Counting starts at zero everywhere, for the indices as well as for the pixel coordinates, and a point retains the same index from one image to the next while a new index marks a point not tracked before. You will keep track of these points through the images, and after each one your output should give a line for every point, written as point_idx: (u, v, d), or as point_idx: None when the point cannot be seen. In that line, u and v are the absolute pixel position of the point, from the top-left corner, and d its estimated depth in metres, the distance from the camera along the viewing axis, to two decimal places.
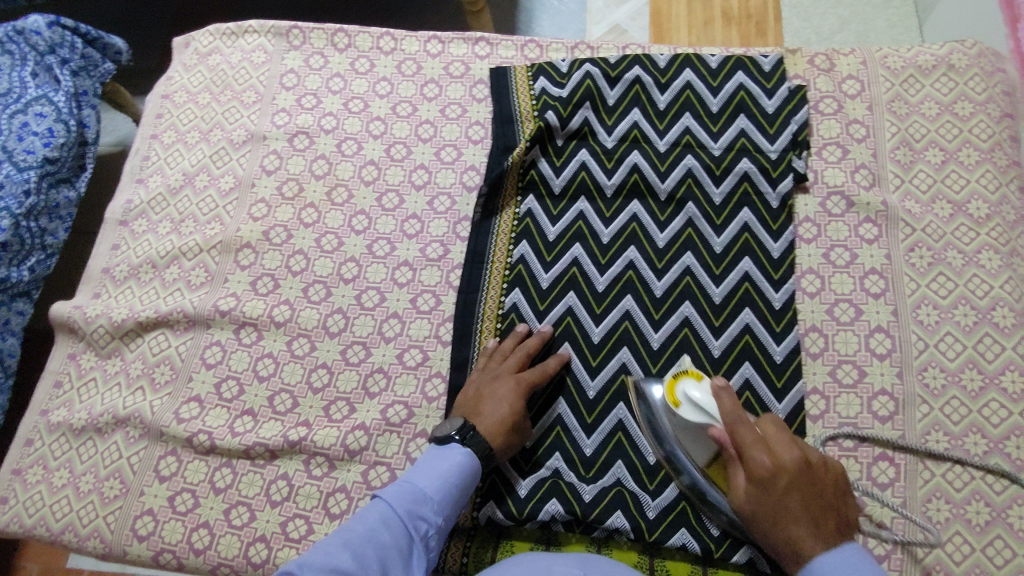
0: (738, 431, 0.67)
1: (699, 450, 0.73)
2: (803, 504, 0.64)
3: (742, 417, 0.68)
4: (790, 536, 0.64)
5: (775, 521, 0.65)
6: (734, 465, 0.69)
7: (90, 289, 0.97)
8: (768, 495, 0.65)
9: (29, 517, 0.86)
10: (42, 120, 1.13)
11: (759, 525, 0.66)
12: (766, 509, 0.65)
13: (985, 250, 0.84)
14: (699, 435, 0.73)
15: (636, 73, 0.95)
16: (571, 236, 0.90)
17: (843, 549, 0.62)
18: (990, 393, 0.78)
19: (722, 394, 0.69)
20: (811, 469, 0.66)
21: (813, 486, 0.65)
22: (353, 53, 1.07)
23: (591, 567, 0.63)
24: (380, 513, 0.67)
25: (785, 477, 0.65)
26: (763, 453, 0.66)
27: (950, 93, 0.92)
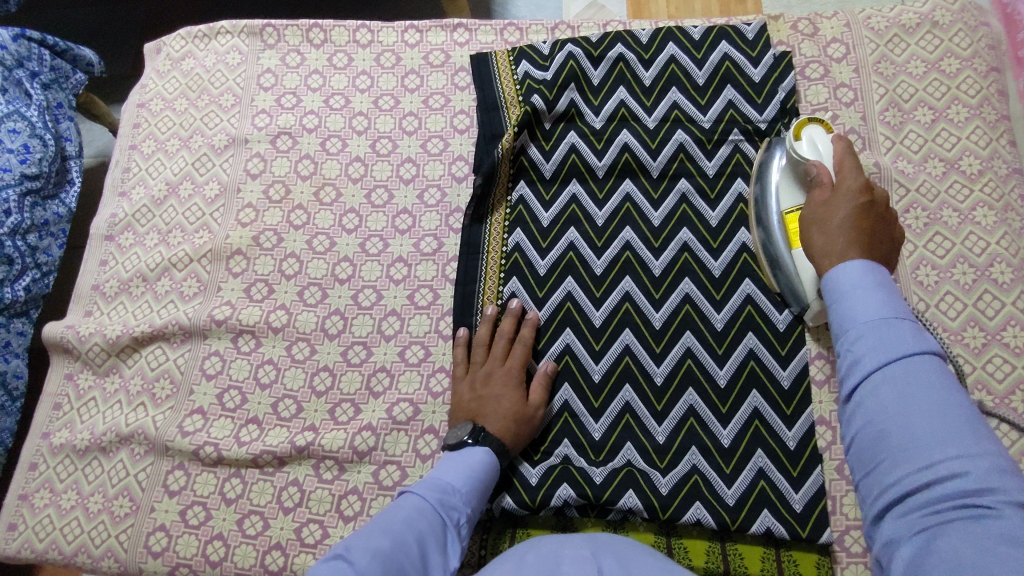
0: (845, 156, 0.65)
1: (789, 195, 0.79)
2: (850, 232, 0.58)
3: (852, 164, 0.64)
4: (832, 226, 0.60)
5: (821, 219, 0.62)
6: (823, 185, 0.65)
7: (81, 307, 0.96)
8: (829, 203, 0.62)
9: (39, 542, 0.85)
10: (17, 136, 1.09)
11: (815, 225, 0.62)
12: (825, 209, 0.62)
13: (980, 206, 0.84)
14: (805, 179, 0.75)
15: (619, 51, 0.94)
16: (565, 220, 0.89)
17: (876, 268, 0.51)
18: (993, 348, 0.78)
19: (843, 140, 0.68)
20: (878, 216, 0.60)
21: (880, 232, 0.59)
22: (329, 47, 1.04)
23: (602, 549, 0.61)
24: (413, 503, 0.66)
25: (866, 197, 0.61)
26: (857, 176, 0.62)
27: (936, 50, 0.91)
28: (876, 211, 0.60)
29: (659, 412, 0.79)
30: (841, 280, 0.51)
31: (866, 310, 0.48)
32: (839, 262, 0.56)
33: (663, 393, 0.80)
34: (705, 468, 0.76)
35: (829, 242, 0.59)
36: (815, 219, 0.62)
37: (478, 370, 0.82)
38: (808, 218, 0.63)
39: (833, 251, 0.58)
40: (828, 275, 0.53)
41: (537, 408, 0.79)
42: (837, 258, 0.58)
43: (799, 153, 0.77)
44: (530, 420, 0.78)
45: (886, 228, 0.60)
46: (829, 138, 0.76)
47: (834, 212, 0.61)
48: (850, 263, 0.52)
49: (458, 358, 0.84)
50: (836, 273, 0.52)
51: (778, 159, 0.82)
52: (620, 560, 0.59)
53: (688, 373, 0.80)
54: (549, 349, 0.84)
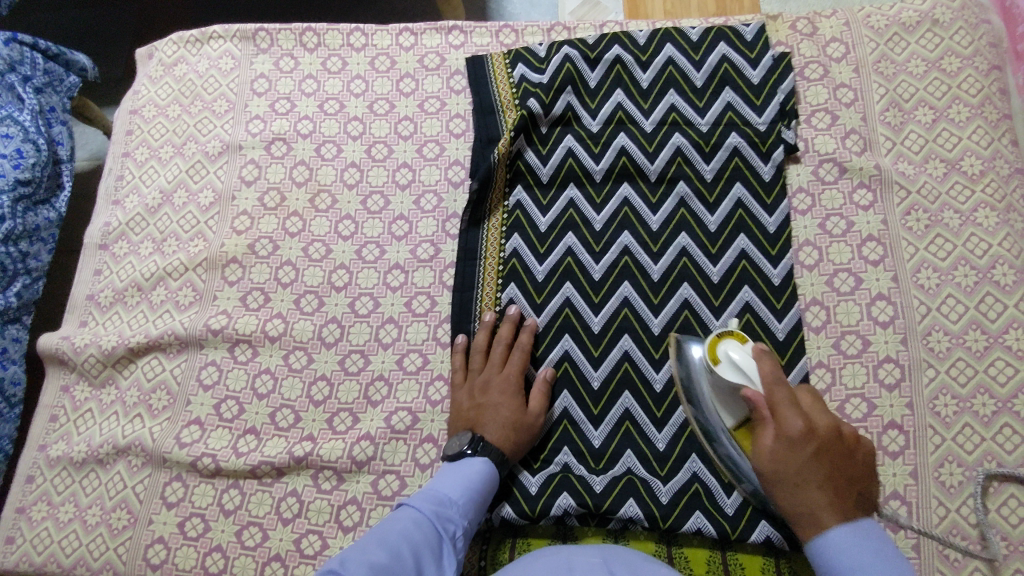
0: (776, 388, 0.66)
1: (729, 412, 0.72)
2: (822, 492, 0.63)
3: (784, 387, 0.66)
4: (803, 499, 0.64)
5: (789, 481, 0.64)
6: (763, 423, 0.67)
7: (76, 317, 0.95)
8: (791, 452, 0.65)
9: (38, 555, 0.84)
10: (9, 141, 1.09)
11: (772, 480, 0.66)
12: (786, 462, 0.65)
13: (981, 208, 0.83)
14: (731, 394, 0.71)
15: (616, 53, 0.93)
16: (563, 225, 0.88)
17: (860, 530, 0.62)
18: (996, 352, 0.78)
19: (764, 357, 0.68)
20: (833, 462, 0.65)
21: (841, 473, 0.65)
22: (323, 51, 1.03)
23: (612, 556, 0.62)
24: (410, 515, 0.65)
25: (813, 444, 0.64)
26: (796, 417, 0.65)
27: (936, 49, 0.90)
28: (833, 455, 0.65)
29: (659, 419, 0.79)
30: (829, 542, 0.61)
31: (852, 555, 0.60)
32: (820, 528, 0.62)
33: (662, 400, 0.79)
34: (706, 476, 0.76)
35: (805, 502, 0.64)
36: (776, 478, 0.65)
37: (477, 377, 0.82)
38: (767, 476, 0.66)
39: (806, 513, 0.63)
40: (813, 540, 0.63)
41: (536, 416, 0.79)
42: (802, 505, 0.64)
43: (722, 380, 0.71)
44: (529, 427, 0.78)
45: (841, 457, 0.66)
46: (744, 351, 0.70)
47: (808, 464, 0.64)
48: (831, 532, 0.62)
49: (457, 365, 0.83)
50: (825, 538, 0.62)
51: (695, 350, 0.77)
52: (630, 568, 0.59)
53: None
54: (548, 356, 0.83)
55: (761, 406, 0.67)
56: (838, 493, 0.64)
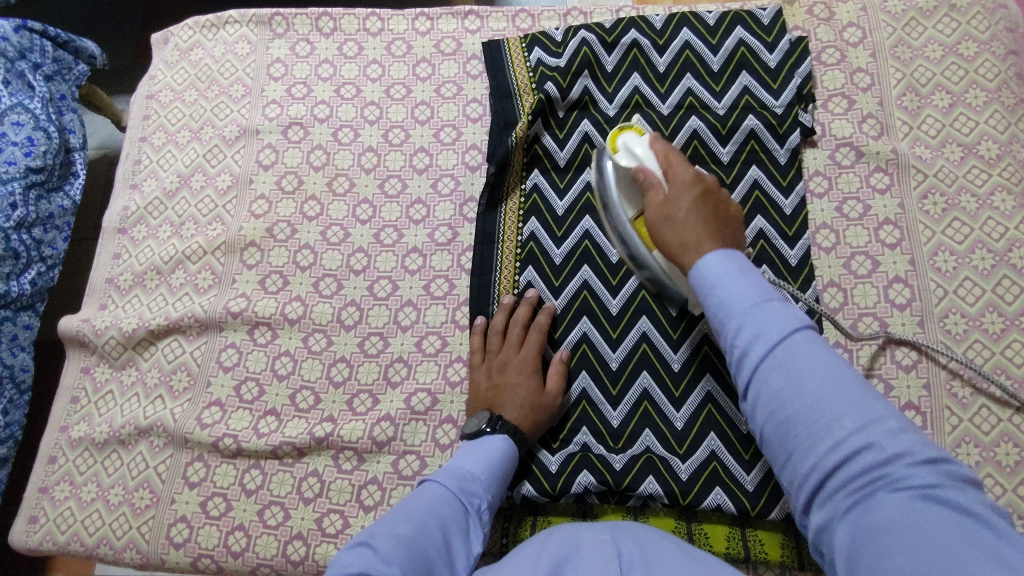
0: (669, 153, 0.72)
1: (631, 202, 0.76)
2: (700, 224, 0.64)
3: (678, 156, 0.72)
4: (684, 234, 0.64)
5: (670, 219, 0.66)
6: (655, 186, 0.70)
7: (96, 300, 0.96)
8: (677, 197, 0.67)
9: (61, 534, 0.85)
10: (21, 129, 1.09)
11: (662, 220, 0.67)
12: (670, 205, 0.67)
13: (998, 191, 0.84)
14: (633, 185, 0.75)
15: (632, 37, 0.93)
16: (580, 209, 0.88)
17: (729, 253, 0.58)
18: (1012, 333, 0.78)
19: (660, 142, 0.73)
20: (714, 205, 0.66)
21: (722, 216, 0.66)
22: (339, 36, 1.03)
23: (621, 532, 0.63)
24: (434, 490, 0.65)
25: (699, 187, 0.67)
26: (686, 171, 0.69)
27: (953, 34, 0.90)
28: (711, 197, 0.67)
29: (677, 399, 0.79)
30: (707, 273, 0.57)
31: (732, 285, 0.55)
32: (698, 254, 0.61)
33: (680, 380, 0.80)
34: (724, 454, 0.76)
35: (681, 233, 0.64)
36: (660, 217, 0.67)
37: (494, 358, 0.82)
38: (653, 218, 0.68)
39: (686, 243, 0.63)
40: (696, 265, 0.59)
41: (553, 396, 0.79)
42: (680, 232, 0.64)
43: (620, 165, 0.75)
44: (547, 407, 0.79)
45: (723, 209, 0.67)
46: (643, 143, 0.74)
47: (687, 209, 0.65)
48: (708, 257, 0.58)
49: (475, 346, 0.84)
50: (701, 264, 0.58)
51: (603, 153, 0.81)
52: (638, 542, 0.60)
53: (705, 359, 0.80)
54: (566, 337, 0.84)
55: (656, 176, 0.71)
56: (717, 226, 0.64)
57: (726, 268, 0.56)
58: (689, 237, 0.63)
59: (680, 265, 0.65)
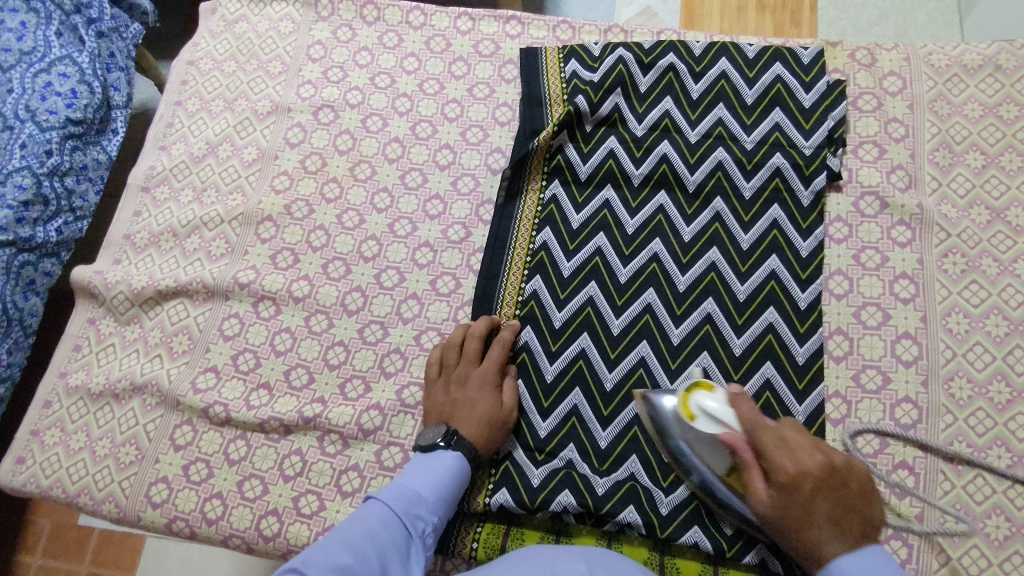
0: (761, 434, 0.67)
1: (718, 458, 0.71)
2: (834, 527, 0.63)
3: (769, 426, 0.68)
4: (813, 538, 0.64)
5: (800, 522, 0.64)
6: (749, 467, 0.68)
7: (110, 254, 0.97)
8: (791, 501, 0.65)
9: (45, 478, 0.86)
10: (66, 81, 1.11)
11: (783, 514, 0.65)
12: (787, 511, 0.65)
13: (1022, 259, 0.82)
14: (710, 445, 0.71)
15: (670, 61, 0.92)
16: (595, 225, 0.88)
17: (863, 552, 0.62)
18: (1018, 406, 0.77)
19: (740, 402, 0.70)
20: (841, 498, 0.64)
21: (844, 496, 0.65)
22: (381, 26, 1.05)
23: (597, 565, 0.61)
24: (378, 513, 0.66)
25: (815, 482, 0.64)
26: (784, 459, 0.66)
27: (995, 95, 0.89)
28: (834, 482, 0.65)
29: None
30: (838, 572, 0.61)
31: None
32: (822, 562, 0.63)
33: None
34: None
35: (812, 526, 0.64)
36: (780, 518, 0.65)
37: (452, 371, 0.82)
38: (779, 527, 0.66)
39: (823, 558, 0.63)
40: (835, 561, 0.62)
41: (510, 411, 0.79)
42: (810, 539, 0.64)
43: (698, 431, 0.71)
44: (503, 423, 0.79)
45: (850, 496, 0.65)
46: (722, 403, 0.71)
47: (813, 504, 0.64)
48: (839, 560, 0.62)
49: (434, 359, 0.83)
50: (834, 570, 0.62)
51: (665, 401, 0.74)
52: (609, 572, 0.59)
53: None
54: (564, 352, 0.83)
55: (744, 452, 0.68)
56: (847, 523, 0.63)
57: (865, 568, 0.60)
58: (826, 544, 0.63)
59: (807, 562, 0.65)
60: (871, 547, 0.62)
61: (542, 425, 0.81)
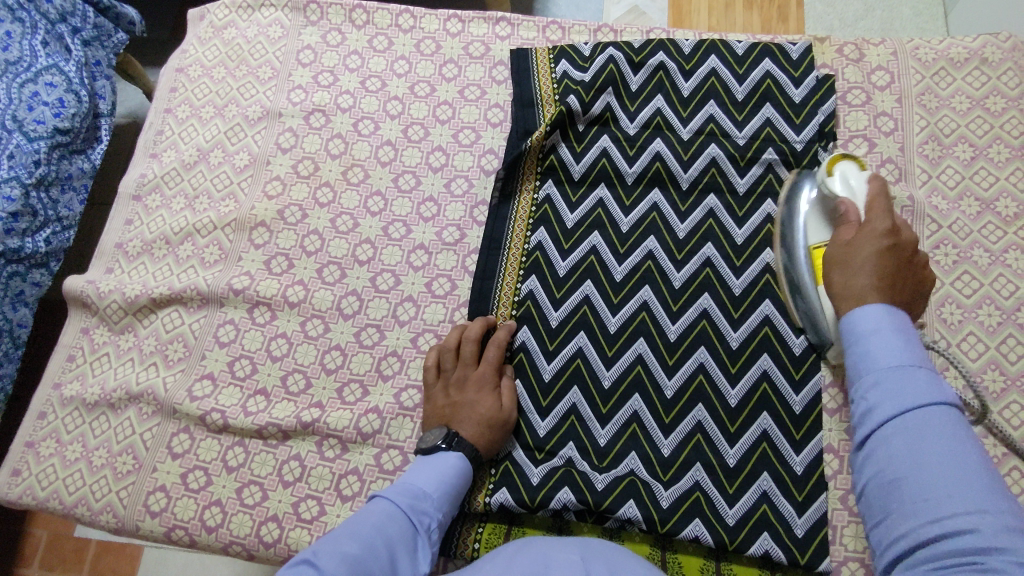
0: (876, 197, 0.68)
1: (823, 228, 0.78)
2: (872, 275, 0.63)
3: (886, 202, 0.68)
4: (853, 284, 0.64)
5: (846, 265, 0.66)
6: (848, 224, 0.70)
7: (103, 263, 0.97)
8: (856, 248, 0.67)
9: (41, 490, 0.86)
10: (53, 90, 1.10)
11: (840, 260, 0.67)
12: (856, 249, 0.67)
13: (1012, 249, 0.83)
14: (832, 215, 0.76)
15: (660, 59, 0.93)
16: (589, 223, 0.88)
17: (895, 311, 0.58)
18: (1012, 394, 0.77)
19: (877, 180, 0.69)
20: (898, 263, 0.64)
21: (903, 272, 0.64)
22: (371, 29, 1.04)
23: (592, 554, 0.61)
24: (384, 508, 0.66)
25: (890, 240, 0.66)
26: (883, 218, 0.67)
27: (982, 87, 0.90)
28: (901, 256, 0.65)
29: (666, 425, 0.79)
30: (859, 316, 0.59)
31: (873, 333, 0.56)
32: (858, 304, 0.61)
33: (672, 406, 0.79)
34: (708, 486, 0.76)
35: (855, 276, 0.64)
36: (839, 256, 0.67)
37: (450, 373, 0.82)
38: (837, 254, 0.68)
39: (852, 292, 0.63)
40: (850, 314, 0.60)
41: (510, 411, 0.79)
42: (849, 287, 0.64)
43: (830, 190, 0.76)
44: (503, 423, 0.79)
45: (910, 271, 0.65)
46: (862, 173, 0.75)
47: (869, 257, 0.65)
48: (868, 308, 0.59)
49: (431, 363, 0.83)
50: (856, 315, 0.59)
51: (806, 189, 0.82)
52: (609, 565, 0.59)
53: (699, 388, 0.80)
54: (561, 351, 0.83)
55: (852, 211, 0.71)
56: (893, 288, 0.63)
57: (881, 320, 0.57)
58: (861, 285, 0.63)
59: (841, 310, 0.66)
60: (894, 310, 0.58)
61: (541, 424, 0.81)
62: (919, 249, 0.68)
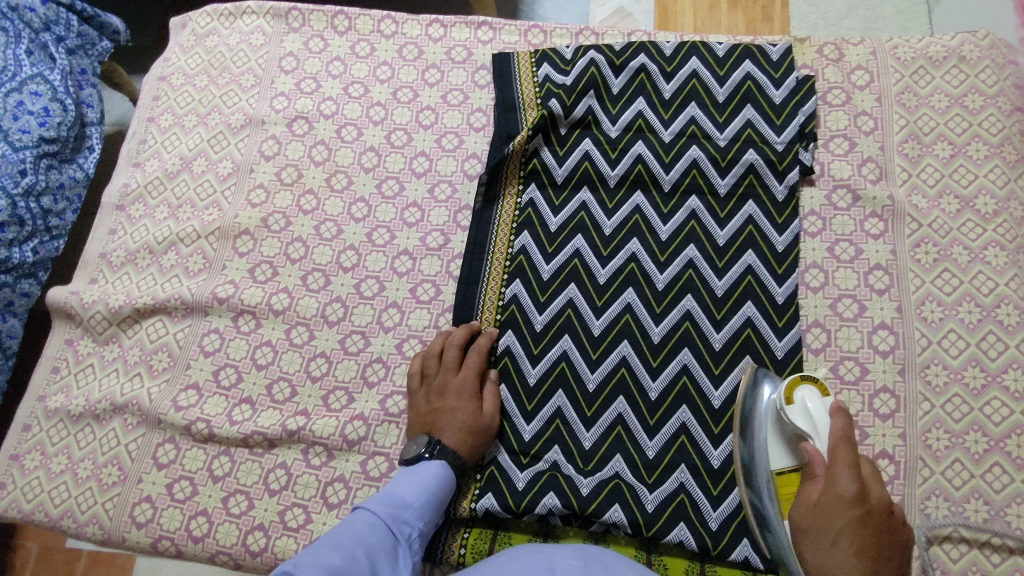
0: (840, 444, 0.64)
1: (785, 456, 0.71)
2: (855, 564, 0.60)
3: (846, 446, 0.64)
4: (833, 561, 0.62)
5: (819, 530, 0.63)
6: (815, 478, 0.67)
7: (86, 274, 0.96)
8: (827, 514, 0.63)
9: (26, 503, 0.85)
10: (38, 99, 1.10)
11: (805, 530, 0.65)
12: (823, 514, 0.63)
13: (991, 246, 0.83)
14: (793, 442, 0.71)
15: (641, 62, 0.93)
16: (572, 227, 0.88)
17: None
18: (993, 391, 0.78)
19: (841, 416, 0.66)
20: (875, 528, 0.62)
21: (881, 547, 0.62)
22: (353, 36, 1.04)
23: (591, 559, 0.62)
24: (365, 518, 0.66)
25: (858, 509, 0.62)
26: (850, 479, 0.63)
27: (960, 85, 0.90)
28: (874, 537, 0.62)
29: (651, 427, 0.79)
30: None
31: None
32: None
33: (656, 408, 0.80)
34: (692, 489, 0.76)
35: (829, 560, 0.62)
36: (809, 527, 0.64)
37: (433, 380, 0.82)
38: (802, 516, 0.65)
39: (834, 574, 0.61)
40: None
41: (492, 418, 0.80)
42: (831, 559, 0.62)
43: (788, 420, 0.70)
44: (486, 430, 0.79)
45: (886, 544, 0.62)
46: (824, 401, 0.69)
47: (840, 527, 0.62)
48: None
49: (414, 370, 0.83)
50: None
51: (766, 391, 0.74)
52: (605, 569, 0.60)
53: (683, 390, 0.80)
54: (546, 355, 0.83)
55: (817, 463, 0.67)
56: (875, 573, 0.60)
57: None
58: (841, 570, 0.61)
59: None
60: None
61: (526, 428, 0.81)
62: (891, 505, 0.65)
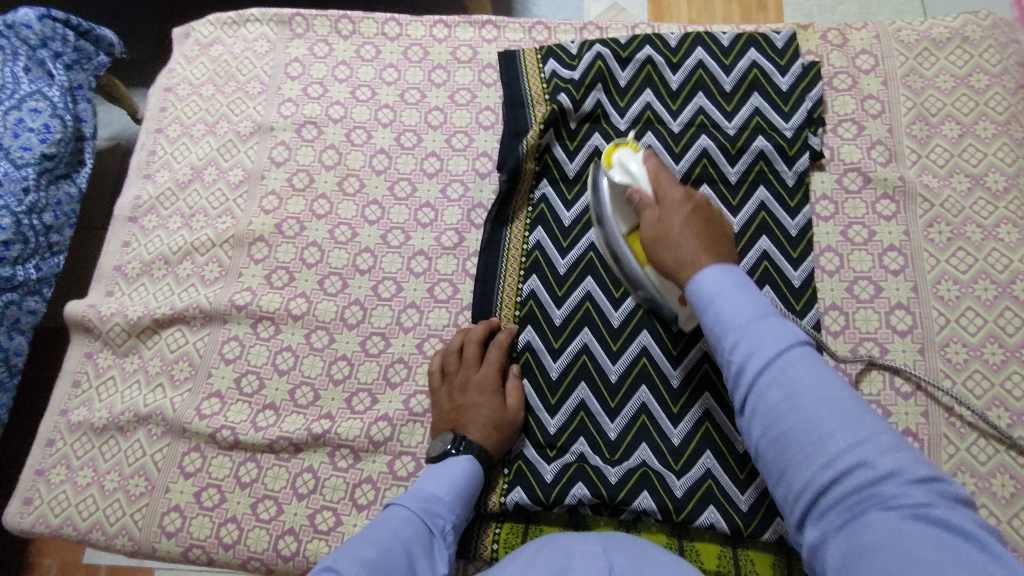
0: (660, 173, 0.73)
1: (623, 218, 0.77)
2: (693, 241, 0.65)
3: (668, 179, 0.73)
4: (681, 253, 0.65)
5: (666, 238, 0.67)
6: (649, 205, 0.72)
7: (102, 287, 0.96)
8: (670, 217, 0.68)
9: (54, 517, 0.85)
10: (38, 116, 1.10)
11: (657, 242, 0.68)
12: (669, 221, 0.68)
13: (1003, 223, 0.84)
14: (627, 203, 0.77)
15: (647, 54, 0.94)
16: (586, 220, 0.89)
17: (728, 269, 0.60)
18: (1012, 365, 0.79)
19: (653, 159, 0.75)
20: (707, 220, 0.68)
21: (718, 235, 0.67)
22: (358, 39, 1.05)
23: (613, 547, 0.61)
24: (398, 513, 0.66)
25: (689, 205, 0.69)
26: (677, 191, 0.70)
27: (965, 65, 0.91)
28: (704, 216, 0.68)
29: (674, 414, 0.80)
30: (705, 286, 0.60)
31: (723, 295, 0.58)
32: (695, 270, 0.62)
33: (679, 396, 0.80)
34: (720, 474, 0.76)
35: (680, 251, 0.65)
36: (656, 239, 0.68)
37: (454, 377, 0.82)
38: (651, 238, 0.69)
39: (686, 260, 0.64)
40: (693, 281, 0.61)
41: (515, 412, 0.80)
42: (682, 258, 0.65)
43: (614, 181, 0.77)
44: (510, 424, 0.79)
45: (718, 228, 0.68)
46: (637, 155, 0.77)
47: (684, 225, 0.67)
48: (706, 273, 0.60)
49: (435, 368, 0.83)
50: (700, 280, 0.60)
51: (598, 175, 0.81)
52: (631, 554, 0.59)
53: (705, 377, 0.80)
54: (566, 348, 0.84)
55: (649, 196, 0.73)
56: (715, 248, 0.64)
57: (722, 281, 0.59)
58: (688, 254, 0.64)
59: (678, 279, 0.66)
60: (728, 267, 0.61)
61: (551, 421, 0.81)
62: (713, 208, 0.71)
